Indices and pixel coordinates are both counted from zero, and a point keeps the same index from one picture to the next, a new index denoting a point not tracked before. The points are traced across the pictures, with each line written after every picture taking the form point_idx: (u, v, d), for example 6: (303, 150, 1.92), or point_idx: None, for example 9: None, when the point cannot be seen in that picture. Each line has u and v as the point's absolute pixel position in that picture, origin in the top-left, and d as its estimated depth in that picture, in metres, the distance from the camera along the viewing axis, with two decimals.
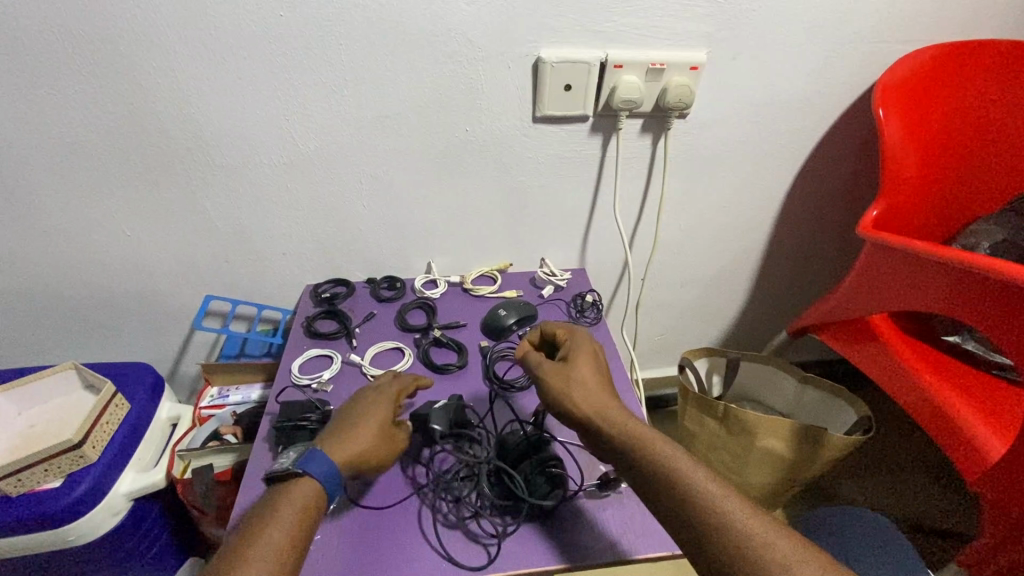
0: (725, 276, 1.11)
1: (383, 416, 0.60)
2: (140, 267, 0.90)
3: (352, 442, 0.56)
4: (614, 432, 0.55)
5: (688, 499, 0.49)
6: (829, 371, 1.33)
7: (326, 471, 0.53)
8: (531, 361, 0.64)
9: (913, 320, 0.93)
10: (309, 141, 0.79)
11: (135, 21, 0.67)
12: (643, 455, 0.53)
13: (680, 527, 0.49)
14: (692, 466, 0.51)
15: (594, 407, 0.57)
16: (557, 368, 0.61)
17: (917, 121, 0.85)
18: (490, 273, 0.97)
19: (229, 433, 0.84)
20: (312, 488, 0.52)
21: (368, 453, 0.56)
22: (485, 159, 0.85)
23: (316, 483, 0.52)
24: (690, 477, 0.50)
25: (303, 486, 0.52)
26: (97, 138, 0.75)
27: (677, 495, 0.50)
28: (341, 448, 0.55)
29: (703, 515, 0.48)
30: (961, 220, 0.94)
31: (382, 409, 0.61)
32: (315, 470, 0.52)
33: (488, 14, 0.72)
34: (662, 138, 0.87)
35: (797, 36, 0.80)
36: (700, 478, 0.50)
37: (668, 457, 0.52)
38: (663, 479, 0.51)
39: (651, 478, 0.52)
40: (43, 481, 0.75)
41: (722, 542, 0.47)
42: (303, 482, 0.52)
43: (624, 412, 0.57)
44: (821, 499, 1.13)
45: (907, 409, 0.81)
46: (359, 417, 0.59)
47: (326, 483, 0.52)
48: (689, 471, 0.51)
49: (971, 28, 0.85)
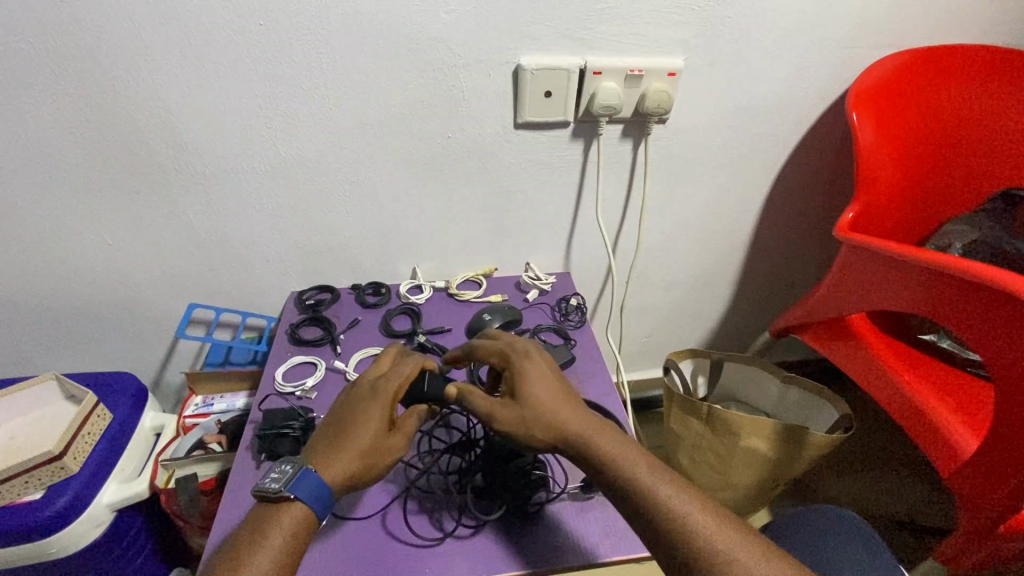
0: (709, 278, 1.13)
1: (379, 422, 0.56)
2: (123, 276, 0.89)
3: (346, 459, 0.54)
4: (580, 452, 0.54)
5: (653, 512, 0.49)
6: (812, 370, 1.35)
7: (317, 495, 0.51)
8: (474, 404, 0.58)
9: (891, 320, 0.95)
10: (290, 148, 0.80)
11: (108, 26, 0.66)
12: (610, 470, 0.52)
13: (647, 539, 0.50)
14: (658, 478, 0.51)
15: (559, 426, 0.55)
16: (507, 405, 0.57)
17: (891, 125, 0.87)
18: (475, 278, 0.97)
19: (214, 441, 0.83)
20: (303, 512, 0.51)
21: (365, 467, 0.54)
22: (468, 165, 0.86)
23: (307, 508, 0.51)
24: (656, 490, 0.50)
25: (295, 511, 0.51)
26: (75, 146, 0.75)
27: (641, 509, 0.50)
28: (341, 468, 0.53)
29: (668, 529, 0.48)
30: (935, 222, 0.96)
31: (378, 414, 0.56)
32: (307, 496, 0.51)
33: (468, 22, 0.72)
34: (642, 143, 0.89)
35: (773, 42, 0.82)
36: (667, 491, 0.50)
37: (635, 470, 0.52)
38: (629, 493, 0.51)
39: (619, 492, 0.52)
40: (24, 493, 0.74)
41: (686, 554, 0.47)
42: (294, 506, 0.51)
43: (593, 427, 0.55)
44: (806, 498, 1.14)
45: (885, 405, 0.82)
46: (354, 427, 0.56)
47: (318, 508, 0.51)
48: (656, 484, 0.51)
49: (941, 33, 0.87)
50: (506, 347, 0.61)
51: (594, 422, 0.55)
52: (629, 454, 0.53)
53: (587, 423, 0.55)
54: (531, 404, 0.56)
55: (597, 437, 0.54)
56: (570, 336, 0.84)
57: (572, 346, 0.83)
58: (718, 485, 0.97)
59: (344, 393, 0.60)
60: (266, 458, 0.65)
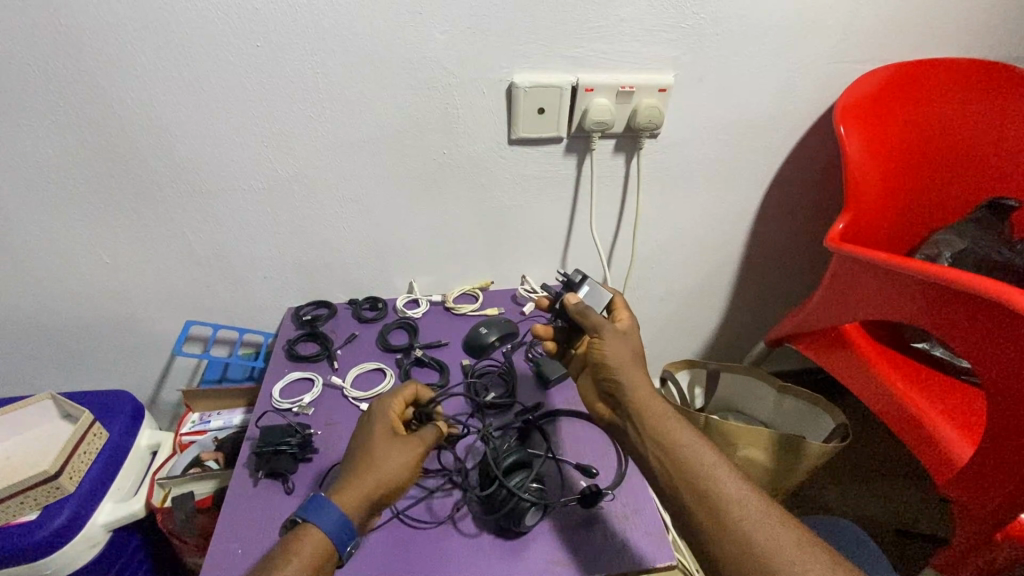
0: (704, 288, 1.14)
1: (383, 435, 0.58)
2: (119, 294, 0.90)
3: (355, 478, 0.54)
4: (651, 406, 0.56)
5: (712, 496, 0.50)
6: (807, 379, 1.36)
7: (334, 522, 0.51)
8: (598, 318, 0.61)
9: (884, 329, 0.96)
10: (287, 166, 0.81)
11: (110, 49, 0.67)
12: (675, 449, 0.53)
13: (700, 504, 0.50)
14: (720, 466, 0.52)
15: (634, 385, 0.57)
16: (625, 341, 0.60)
17: (877, 137, 0.88)
18: (471, 291, 0.98)
19: (210, 459, 0.83)
20: (319, 540, 0.50)
21: (377, 477, 0.54)
22: (462, 181, 0.87)
23: (324, 536, 0.50)
24: (720, 476, 0.51)
25: (312, 537, 0.50)
26: (72, 166, 0.75)
27: (699, 491, 0.51)
28: (349, 487, 0.53)
29: (724, 514, 0.49)
30: (924, 231, 0.98)
31: (383, 430, 0.59)
32: (322, 523, 0.50)
33: (461, 42, 0.74)
34: (634, 158, 0.90)
35: (760, 59, 0.84)
36: (728, 479, 0.51)
37: (701, 454, 0.53)
38: (690, 476, 0.52)
39: (678, 475, 0.52)
40: (19, 514, 0.73)
41: (740, 539, 0.48)
42: (310, 531, 0.50)
43: (664, 405, 0.57)
44: (807, 508, 1.14)
45: (890, 406, 0.82)
46: (366, 445, 0.57)
47: (336, 537, 0.50)
48: (718, 470, 0.52)
49: (924, 48, 0.89)
50: (633, 317, 0.65)
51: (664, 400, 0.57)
52: (695, 440, 0.54)
53: (660, 398, 0.57)
54: (633, 352, 0.60)
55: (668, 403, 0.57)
56: None
57: None
58: None
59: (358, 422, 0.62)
60: (264, 476, 0.65)
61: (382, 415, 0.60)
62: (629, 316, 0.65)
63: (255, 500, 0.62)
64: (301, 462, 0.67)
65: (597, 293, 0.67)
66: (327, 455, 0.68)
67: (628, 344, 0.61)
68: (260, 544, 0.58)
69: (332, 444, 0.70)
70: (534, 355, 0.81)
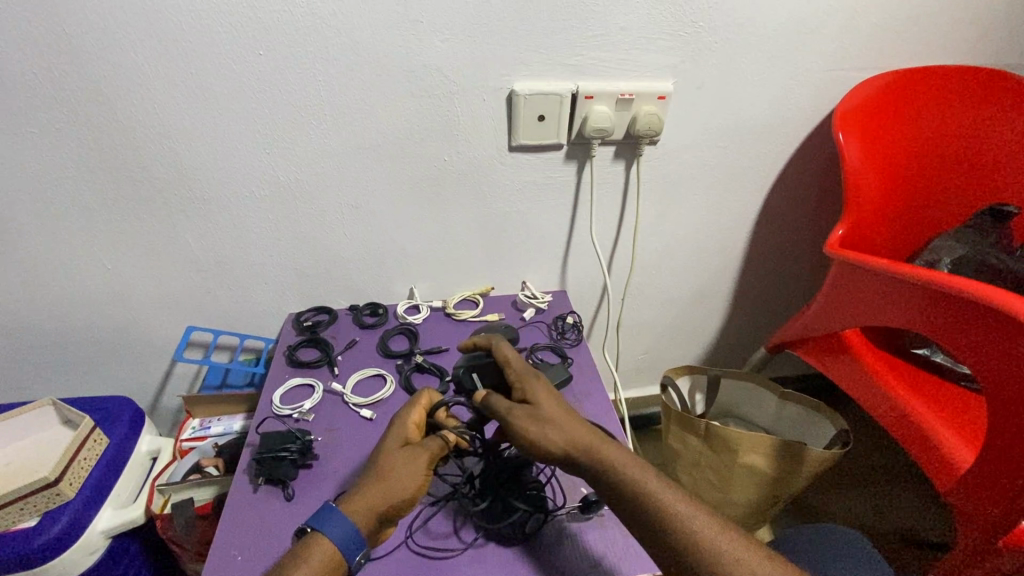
0: (703, 294, 1.14)
1: (391, 447, 0.58)
2: (121, 300, 0.90)
3: (367, 491, 0.54)
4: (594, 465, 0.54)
5: (675, 531, 0.50)
6: (807, 385, 1.36)
7: (344, 532, 0.51)
8: (497, 405, 0.58)
9: (884, 335, 0.96)
10: (289, 173, 0.81)
11: (114, 57, 0.68)
12: (625, 491, 0.52)
13: (665, 541, 0.50)
14: (674, 497, 0.52)
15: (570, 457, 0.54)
16: (532, 412, 0.56)
17: (875, 144, 0.89)
18: (472, 297, 0.98)
19: (209, 465, 0.83)
20: (327, 551, 0.50)
21: (381, 490, 0.54)
22: (463, 186, 0.88)
23: (334, 547, 0.50)
24: (674, 509, 0.51)
25: (322, 547, 0.50)
26: (76, 173, 0.76)
27: (656, 529, 0.51)
28: (361, 499, 0.54)
29: (685, 551, 0.49)
30: (923, 237, 0.98)
31: (394, 442, 0.59)
32: (334, 533, 0.51)
33: (462, 51, 0.75)
34: (634, 164, 0.90)
35: (758, 66, 0.84)
36: (683, 510, 0.51)
37: (652, 488, 0.52)
38: (649, 519, 0.51)
39: (636, 515, 0.52)
40: (19, 520, 0.73)
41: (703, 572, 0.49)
42: (320, 542, 0.51)
43: (610, 457, 0.54)
44: (809, 515, 1.13)
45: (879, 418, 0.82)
46: (375, 459, 0.58)
47: (344, 546, 0.50)
48: (672, 503, 0.51)
49: (923, 55, 0.90)
50: (526, 366, 0.62)
51: (606, 447, 0.55)
52: (644, 471, 0.53)
53: (602, 452, 0.54)
54: (545, 414, 0.56)
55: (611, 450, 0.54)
56: (566, 354, 0.85)
57: (569, 365, 0.83)
58: (718, 502, 0.97)
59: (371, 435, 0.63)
60: (264, 482, 0.65)
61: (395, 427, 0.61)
62: (517, 365, 0.62)
63: (255, 507, 0.62)
64: (301, 468, 0.67)
65: (485, 368, 0.66)
66: (329, 461, 0.68)
67: (540, 414, 0.56)
68: (261, 551, 0.58)
69: (333, 450, 0.70)
70: (533, 362, 0.83)
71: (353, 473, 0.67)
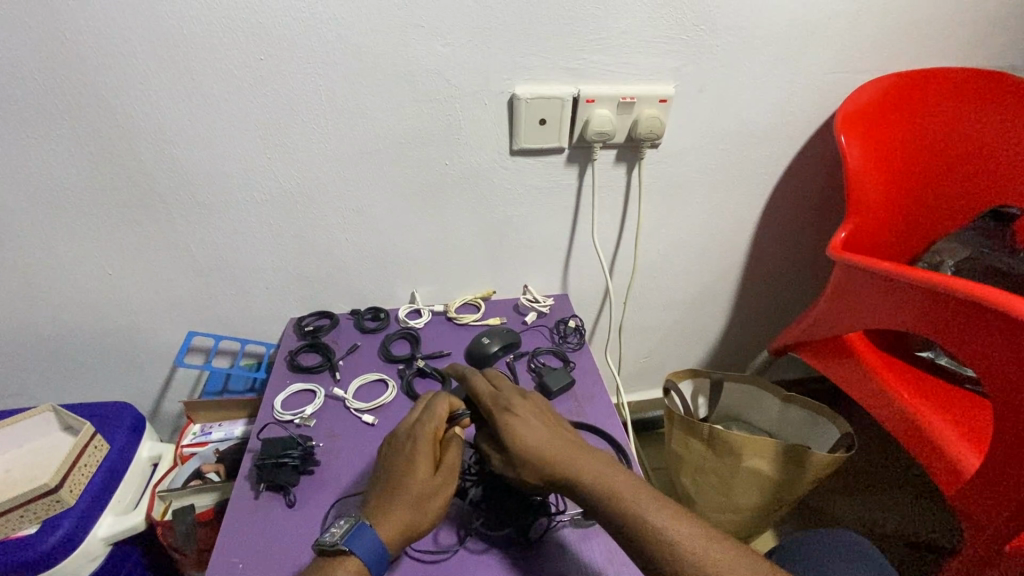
0: (705, 298, 1.13)
1: (424, 472, 0.56)
2: (123, 306, 0.90)
3: (397, 512, 0.53)
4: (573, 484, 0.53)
5: (664, 545, 0.49)
6: (809, 388, 1.36)
7: (369, 547, 0.51)
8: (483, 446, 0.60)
9: (887, 337, 0.96)
10: (290, 177, 0.81)
11: (116, 64, 0.68)
12: (607, 507, 0.52)
13: (652, 555, 0.49)
14: (649, 507, 0.51)
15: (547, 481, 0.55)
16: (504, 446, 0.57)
17: (877, 147, 0.89)
18: (473, 302, 0.98)
19: (212, 471, 0.82)
20: (357, 567, 0.50)
21: (425, 519, 0.54)
22: (464, 191, 0.87)
23: (361, 562, 0.50)
24: (650, 519, 0.50)
25: (348, 563, 0.50)
26: (78, 178, 0.76)
27: (643, 543, 0.50)
28: (392, 521, 0.53)
29: (665, 564, 0.48)
30: (926, 239, 0.98)
31: (426, 461, 0.56)
32: (360, 549, 0.51)
33: (463, 54, 0.75)
34: (635, 167, 0.90)
35: (760, 68, 0.84)
36: (660, 520, 0.50)
37: (626, 496, 0.52)
38: (633, 533, 0.50)
39: (621, 530, 0.51)
40: (19, 527, 0.73)
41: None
42: (347, 559, 0.51)
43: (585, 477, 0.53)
44: (812, 519, 1.13)
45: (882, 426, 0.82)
46: (403, 480, 0.55)
47: (369, 561, 0.51)
48: (648, 512, 0.51)
49: (926, 55, 0.89)
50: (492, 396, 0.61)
51: (583, 469, 0.54)
52: (618, 481, 0.53)
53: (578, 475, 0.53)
54: (516, 447, 0.55)
55: (589, 468, 0.54)
56: (569, 359, 0.85)
57: (571, 369, 0.83)
58: (720, 506, 0.97)
59: (390, 442, 0.60)
60: (266, 488, 0.64)
61: (425, 440, 0.58)
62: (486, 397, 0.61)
63: (257, 514, 0.62)
64: (302, 475, 0.66)
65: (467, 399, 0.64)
66: (330, 467, 0.68)
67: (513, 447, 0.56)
68: (263, 560, 0.57)
69: (335, 456, 0.69)
70: (536, 367, 0.82)
71: (353, 480, 0.66)
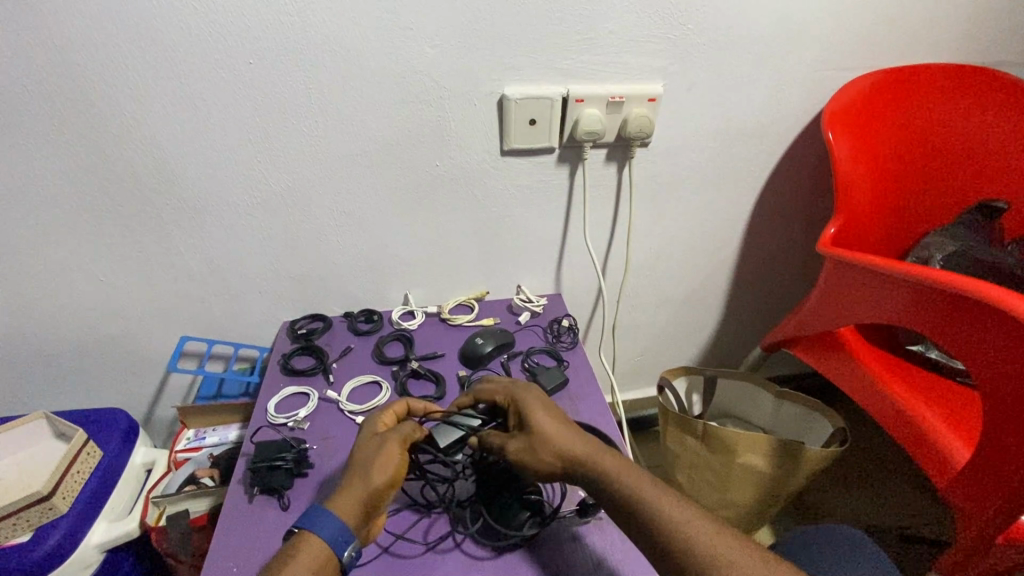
0: (699, 295, 1.14)
1: (366, 443, 0.58)
2: (114, 312, 0.90)
3: (349, 486, 0.54)
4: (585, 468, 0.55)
5: (670, 526, 0.49)
6: (804, 384, 1.37)
7: (332, 529, 0.50)
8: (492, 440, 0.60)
9: (879, 333, 0.96)
10: (281, 180, 0.81)
11: (105, 70, 0.68)
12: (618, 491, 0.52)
13: (660, 536, 0.49)
14: (652, 493, 0.52)
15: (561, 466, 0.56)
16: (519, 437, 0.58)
17: (865, 143, 0.89)
18: (467, 302, 0.98)
19: (206, 476, 0.83)
20: (320, 548, 0.49)
21: (371, 483, 0.54)
22: (455, 192, 0.88)
23: (325, 545, 0.49)
24: (662, 507, 0.51)
25: (308, 543, 0.49)
26: (66, 184, 0.76)
27: (651, 524, 0.50)
28: (343, 495, 0.53)
29: (671, 546, 0.49)
30: (915, 233, 0.98)
31: (366, 436, 0.59)
32: (323, 531, 0.50)
33: (451, 56, 0.75)
34: (626, 166, 0.91)
35: (748, 65, 0.85)
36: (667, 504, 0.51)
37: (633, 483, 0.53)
38: (641, 516, 0.51)
39: (627, 515, 0.51)
40: (11, 536, 0.72)
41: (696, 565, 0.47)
42: (309, 540, 0.50)
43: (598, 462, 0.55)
44: (810, 516, 1.13)
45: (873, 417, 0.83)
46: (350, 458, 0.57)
47: (333, 542, 0.50)
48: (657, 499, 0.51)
49: (912, 52, 0.90)
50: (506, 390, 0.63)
51: (596, 454, 0.55)
52: (631, 471, 0.54)
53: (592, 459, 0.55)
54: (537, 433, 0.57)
55: (601, 454, 0.55)
56: (562, 357, 0.85)
57: (565, 367, 0.83)
58: (716, 502, 0.98)
59: None
60: (260, 492, 0.64)
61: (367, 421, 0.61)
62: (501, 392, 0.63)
63: (251, 519, 0.61)
64: (296, 477, 0.66)
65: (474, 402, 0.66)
66: (325, 470, 0.67)
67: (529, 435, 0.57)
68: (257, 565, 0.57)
69: (329, 458, 0.69)
70: (530, 366, 0.83)
71: None
